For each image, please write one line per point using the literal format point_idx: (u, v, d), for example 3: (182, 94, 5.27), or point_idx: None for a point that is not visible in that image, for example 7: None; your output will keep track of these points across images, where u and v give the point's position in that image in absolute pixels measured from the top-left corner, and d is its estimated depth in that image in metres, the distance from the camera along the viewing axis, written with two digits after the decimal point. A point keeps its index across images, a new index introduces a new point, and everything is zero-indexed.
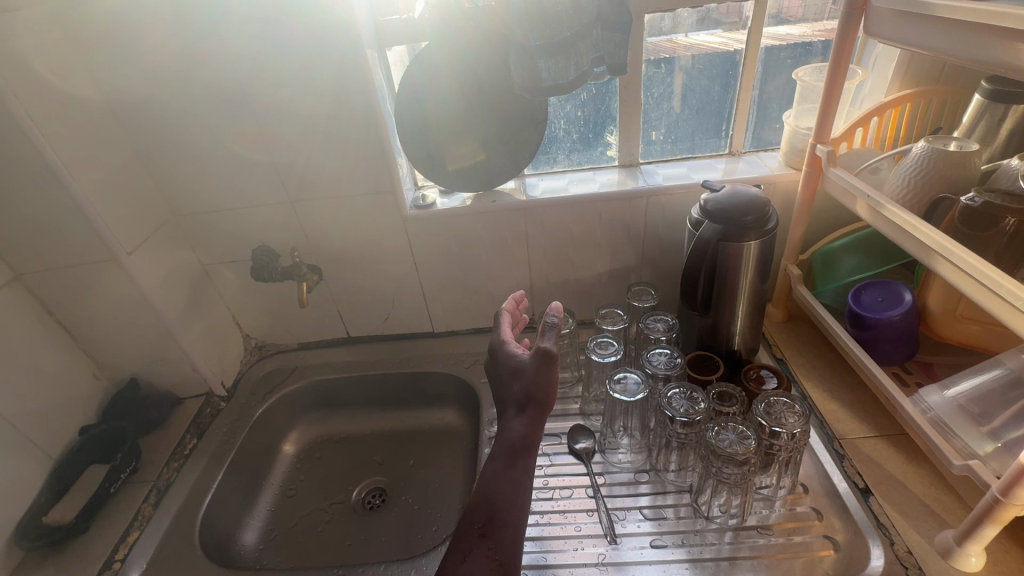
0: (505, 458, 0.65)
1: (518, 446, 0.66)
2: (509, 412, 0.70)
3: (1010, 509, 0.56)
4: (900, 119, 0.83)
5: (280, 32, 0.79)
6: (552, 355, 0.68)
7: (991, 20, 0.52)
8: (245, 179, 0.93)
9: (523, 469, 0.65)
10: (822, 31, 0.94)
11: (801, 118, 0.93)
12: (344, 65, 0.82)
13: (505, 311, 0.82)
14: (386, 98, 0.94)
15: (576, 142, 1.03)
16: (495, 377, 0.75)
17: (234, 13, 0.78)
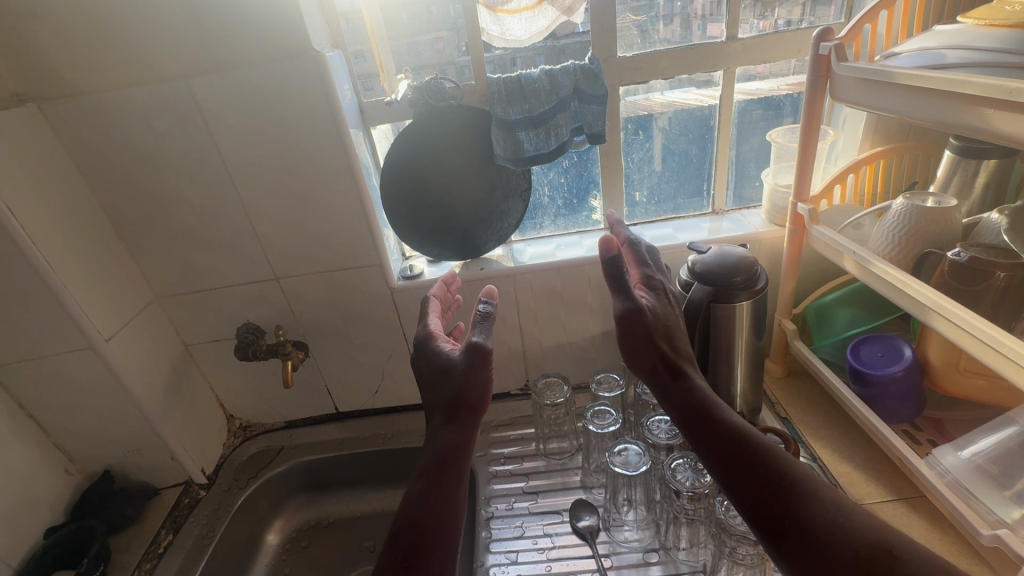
0: (431, 473, 0.58)
1: (448, 456, 0.59)
2: (438, 420, 0.63)
3: None
4: (876, 175, 0.85)
5: (265, 119, 0.81)
6: (486, 350, 0.63)
7: (955, 87, 0.53)
8: (230, 259, 0.92)
9: (454, 484, 0.58)
10: (789, 86, 0.95)
11: (779, 176, 0.96)
12: (328, 146, 0.83)
13: (432, 299, 0.80)
14: (372, 175, 0.95)
15: (561, 208, 1.04)
16: (419, 373, 0.71)
17: (220, 102, 0.80)
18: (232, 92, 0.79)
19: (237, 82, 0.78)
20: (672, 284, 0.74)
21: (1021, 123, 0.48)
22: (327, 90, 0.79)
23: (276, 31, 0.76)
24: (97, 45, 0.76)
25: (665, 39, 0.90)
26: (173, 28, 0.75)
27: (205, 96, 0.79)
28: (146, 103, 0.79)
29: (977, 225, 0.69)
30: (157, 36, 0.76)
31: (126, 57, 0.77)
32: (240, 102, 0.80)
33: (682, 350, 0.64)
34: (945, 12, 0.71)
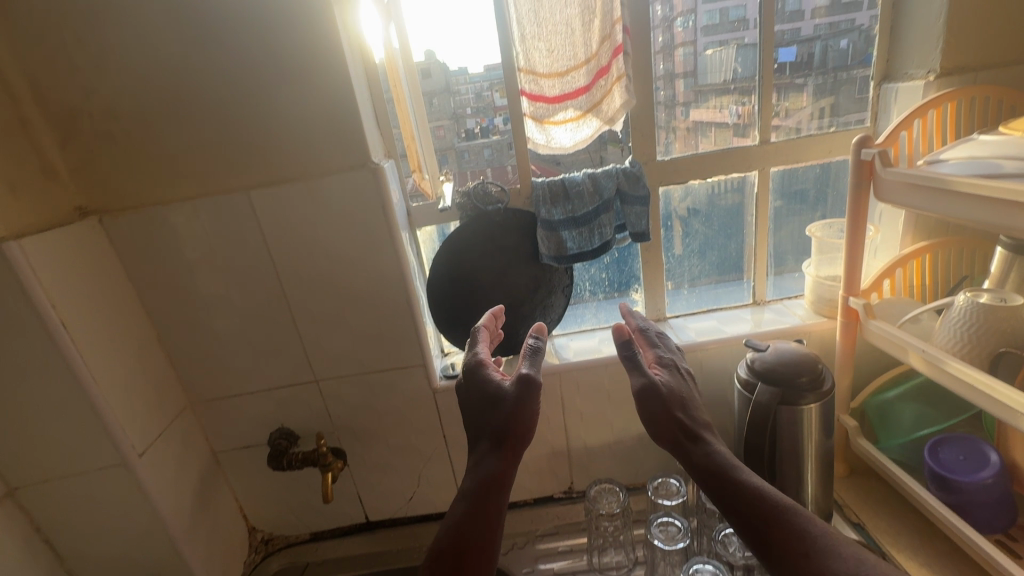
0: (474, 495, 0.60)
1: (490, 483, 0.60)
2: (483, 447, 0.63)
3: None
4: (923, 269, 0.85)
5: (319, 227, 0.82)
6: (536, 383, 0.60)
7: (1018, 197, 0.55)
8: (270, 363, 0.90)
9: (494, 508, 0.59)
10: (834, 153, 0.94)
11: (821, 268, 0.96)
12: (378, 250, 0.83)
13: (483, 328, 0.72)
14: (417, 275, 0.96)
15: (602, 301, 1.04)
16: (466, 403, 0.67)
17: (275, 213, 0.80)
18: (288, 203, 0.80)
19: (291, 194, 0.79)
20: (682, 362, 0.71)
21: None
22: (381, 201, 0.80)
23: (335, 147, 0.78)
24: (162, 162, 0.78)
25: (651, 122, 0.91)
26: (236, 146, 0.78)
27: (262, 207, 0.80)
28: (203, 215, 0.80)
29: None
30: (220, 153, 0.78)
31: (189, 173, 0.79)
32: (296, 211, 0.81)
33: (700, 419, 0.63)
34: (974, 122, 0.76)
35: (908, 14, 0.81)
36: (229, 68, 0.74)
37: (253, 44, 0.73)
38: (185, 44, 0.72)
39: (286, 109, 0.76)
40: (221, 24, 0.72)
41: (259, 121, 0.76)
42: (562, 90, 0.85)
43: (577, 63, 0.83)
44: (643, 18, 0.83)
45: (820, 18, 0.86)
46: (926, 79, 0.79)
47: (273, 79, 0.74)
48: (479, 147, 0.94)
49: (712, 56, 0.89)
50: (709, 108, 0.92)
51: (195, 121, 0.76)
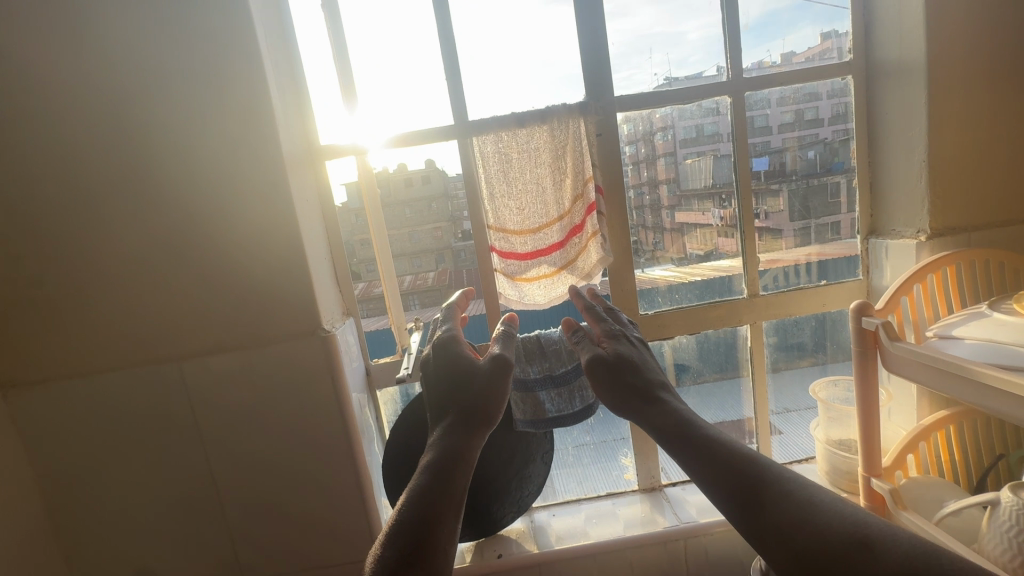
0: (437, 462, 0.54)
1: (456, 456, 0.55)
2: (446, 425, 0.59)
3: None
4: (949, 441, 0.75)
5: (261, 402, 0.72)
6: (509, 362, 0.61)
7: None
8: (190, 560, 0.75)
9: (467, 475, 0.54)
10: (810, 253, 0.86)
11: (829, 430, 0.85)
12: (324, 423, 0.73)
13: (456, 307, 0.70)
14: (375, 443, 0.85)
15: (588, 468, 0.92)
16: (427, 379, 0.64)
17: (209, 388, 0.71)
18: (223, 378, 0.71)
19: (230, 368, 0.71)
20: (635, 332, 0.69)
21: None
22: (331, 373, 0.72)
23: (284, 315, 0.71)
24: (85, 336, 0.69)
25: (637, 224, 0.84)
26: (172, 317, 0.69)
27: (197, 383, 0.71)
28: (129, 394, 0.70)
29: None
30: (153, 324, 0.70)
31: (115, 347, 0.70)
32: (231, 385, 0.71)
33: (656, 380, 0.60)
34: (975, 288, 0.70)
35: (887, 175, 0.79)
36: (168, 236, 0.67)
37: (197, 213, 0.67)
38: (122, 216, 0.67)
39: (226, 277, 0.69)
40: (164, 194, 0.66)
41: (198, 291, 0.69)
42: (534, 246, 0.80)
43: (549, 220, 0.80)
44: (615, 177, 0.81)
45: (786, 129, 0.82)
46: (917, 239, 0.74)
47: (213, 242, 0.68)
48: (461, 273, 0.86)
49: (692, 165, 0.83)
50: (693, 211, 0.84)
51: (127, 293, 0.68)
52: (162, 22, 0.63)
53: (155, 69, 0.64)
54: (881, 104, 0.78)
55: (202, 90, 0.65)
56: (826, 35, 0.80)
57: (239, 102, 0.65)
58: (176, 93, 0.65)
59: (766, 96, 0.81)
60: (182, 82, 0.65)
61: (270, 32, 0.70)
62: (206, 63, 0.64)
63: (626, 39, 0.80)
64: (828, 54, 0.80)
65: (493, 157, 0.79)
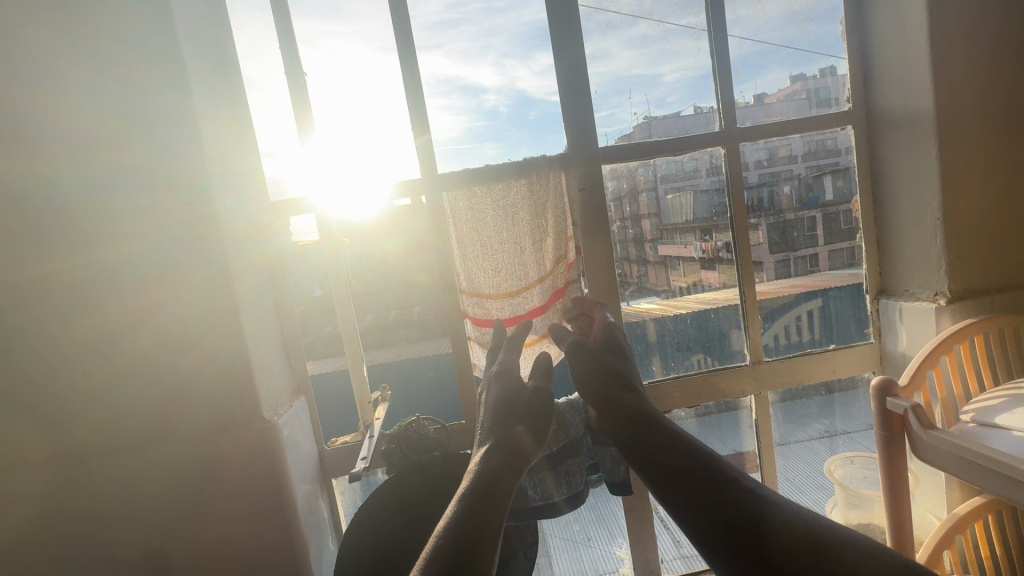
0: (492, 492, 0.33)
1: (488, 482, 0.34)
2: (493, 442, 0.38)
3: None
4: (989, 533, 0.65)
5: (188, 512, 0.60)
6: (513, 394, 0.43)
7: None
8: None
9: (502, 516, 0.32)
10: (796, 283, 0.78)
11: (847, 513, 0.78)
12: (260, 530, 0.61)
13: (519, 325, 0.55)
14: (328, 542, 0.72)
15: (577, 562, 0.80)
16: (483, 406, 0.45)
17: (123, 499, 0.59)
18: (143, 485, 0.59)
19: (152, 474, 0.59)
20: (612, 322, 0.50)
21: None
22: (271, 472, 0.60)
23: (219, 407, 0.59)
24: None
25: (620, 258, 0.75)
26: (78, 415, 0.58)
27: (109, 493, 0.59)
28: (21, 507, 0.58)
29: None
30: (52, 425, 0.58)
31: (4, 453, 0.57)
32: (151, 493, 0.60)
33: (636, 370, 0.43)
34: (1004, 359, 0.63)
35: (897, 232, 0.73)
36: (73, 319, 0.56)
37: (110, 295, 0.56)
38: (17, 299, 0.55)
39: (139, 356, 0.57)
40: (68, 271, 0.55)
41: (111, 383, 0.57)
42: (513, 310, 0.74)
43: (528, 282, 0.73)
44: (602, 235, 0.74)
45: (762, 166, 0.75)
46: (935, 302, 0.67)
47: (125, 316, 0.56)
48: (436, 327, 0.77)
49: (673, 201, 0.76)
50: (675, 244, 0.77)
51: (19, 390, 0.56)
52: (71, 71, 0.54)
53: (60, 126, 0.54)
54: (888, 158, 0.72)
55: (119, 149, 0.55)
56: (795, 78, 0.74)
57: (160, 152, 0.56)
58: (87, 154, 0.55)
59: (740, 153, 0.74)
60: (93, 141, 0.54)
61: (211, 80, 0.61)
62: (124, 119, 0.55)
63: (609, 81, 0.73)
64: (799, 96, 0.74)
65: (465, 218, 0.72)
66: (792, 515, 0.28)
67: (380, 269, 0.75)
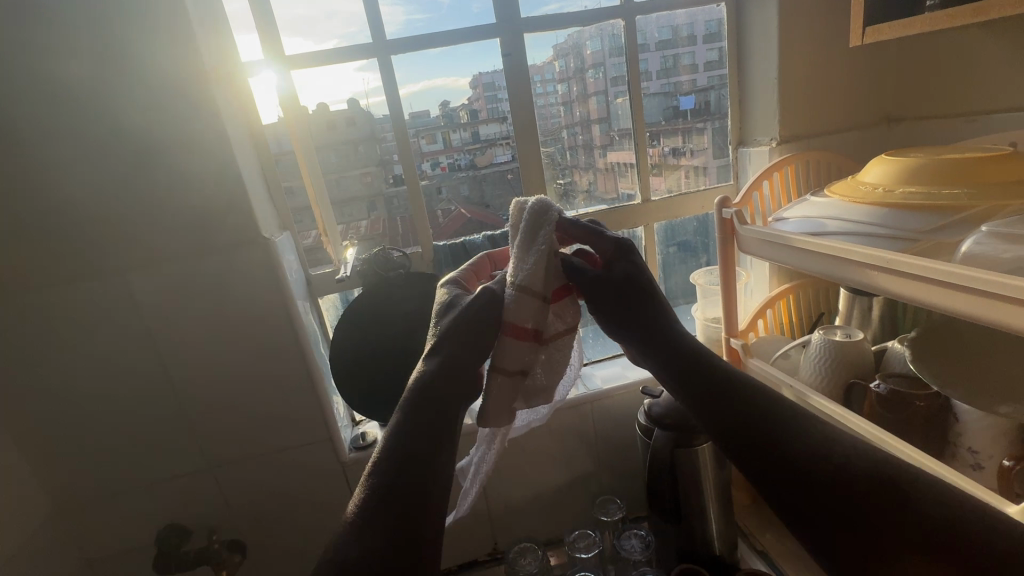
0: (434, 393, 0.47)
1: (439, 387, 0.47)
2: (444, 355, 0.49)
3: None
4: (789, 307, 0.95)
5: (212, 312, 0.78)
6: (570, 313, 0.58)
7: (872, 260, 0.59)
8: (153, 453, 0.83)
9: (456, 397, 0.48)
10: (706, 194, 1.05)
11: (707, 309, 1.04)
12: (271, 319, 0.80)
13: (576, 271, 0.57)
14: (320, 344, 0.94)
15: None
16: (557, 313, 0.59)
17: (160, 304, 0.76)
18: (174, 293, 0.76)
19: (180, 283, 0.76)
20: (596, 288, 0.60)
21: (906, 286, 0.56)
22: (275, 276, 0.79)
23: (226, 228, 0.76)
24: (27, 263, 0.72)
25: (573, 164, 1.00)
26: (115, 237, 0.73)
27: (147, 301, 0.76)
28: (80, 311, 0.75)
29: (886, 352, 0.77)
30: (99, 249, 0.73)
31: (60, 273, 0.73)
32: (181, 299, 0.77)
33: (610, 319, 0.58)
34: (811, 180, 0.88)
35: (751, 94, 0.95)
36: (105, 161, 0.70)
37: (128, 121, 0.69)
38: (49, 127, 0.68)
39: (155, 174, 0.72)
40: (96, 118, 0.69)
41: (137, 203, 0.72)
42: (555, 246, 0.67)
43: None
44: (552, 140, 0.97)
45: (709, 70, 0.97)
46: (769, 145, 0.91)
47: (142, 139, 0.70)
48: (382, 185, 0.94)
49: (620, 104, 0.98)
50: (622, 151, 1.00)
51: (62, 203, 0.71)
52: None
53: None
54: (748, 22, 0.91)
55: (121, 8, 0.66)
56: None
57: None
58: None
59: (694, 61, 0.96)
60: None
61: None
62: None
63: None
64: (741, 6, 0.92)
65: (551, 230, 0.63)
66: (801, 433, 0.45)
67: (342, 126, 0.90)
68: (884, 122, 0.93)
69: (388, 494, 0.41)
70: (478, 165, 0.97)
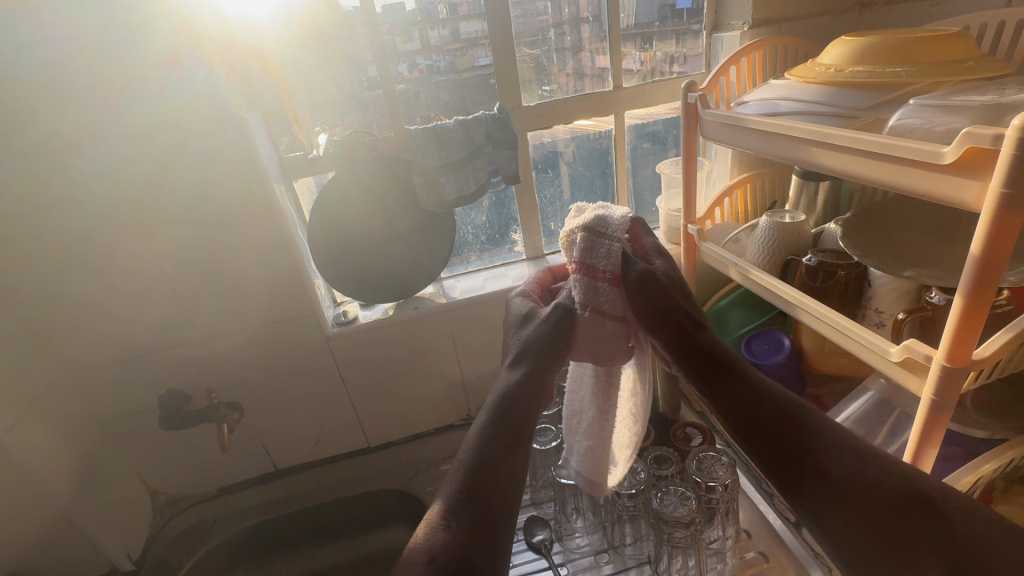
0: (509, 421, 0.58)
1: (512, 414, 0.58)
2: (512, 375, 0.61)
3: (924, 449, 0.59)
4: (745, 196, 1.00)
5: (196, 195, 0.84)
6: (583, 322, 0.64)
7: (814, 137, 0.63)
8: (150, 321, 0.91)
9: (522, 422, 0.59)
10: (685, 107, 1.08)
11: (670, 201, 1.09)
12: (248, 198, 0.86)
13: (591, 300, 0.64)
14: (299, 227, 0.97)
15: (485, 244, 1.12)
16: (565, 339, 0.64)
17: (146, 187, 0.82)
18: (158, 175, 0.81)
19: (162, 165, 0.81)
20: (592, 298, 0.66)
21: (838, 159, 0.61)
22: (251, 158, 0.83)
23: (204, 115, 0.79)
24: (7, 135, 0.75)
25: (561, 68, 1.01)
26: (93, 113, 0.77)
27: (135, 184, 0.81)
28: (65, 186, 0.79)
29: (823, 233, 0.84)
30: (83, 131, 0.77)
31: (45, 149, 0.77)
32: (167, 183, 0.82)
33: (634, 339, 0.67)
34: (777, 66, 0.89)
35: None
36: (83, 42, 0.73)
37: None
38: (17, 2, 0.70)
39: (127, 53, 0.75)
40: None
41: (112, 81, 0.76)
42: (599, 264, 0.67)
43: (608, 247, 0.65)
44: (540, 41, 0.98)
45: None
46: (740, 30, 0.91)
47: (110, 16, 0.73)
48: (358, 84, 0.96)
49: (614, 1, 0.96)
50: (611, 56, 1.01)
51: (38, 79, 0.74)
52: None
53: None
54: None
55: None
56: None
57: None
58: None
59: None
60: None
61: None
62: None
63: None
64: None
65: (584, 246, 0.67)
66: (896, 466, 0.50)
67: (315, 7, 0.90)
68: (855, 9, 0.94)
69: (466, 509, 0.52)
70: (458, 68, 0.97)
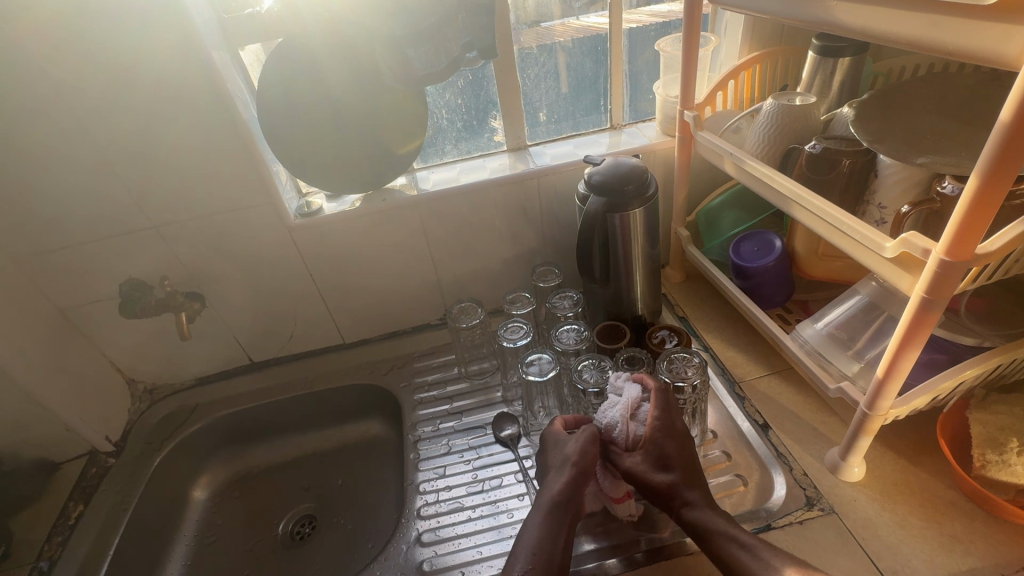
0: (557, 510, 0.66)
1: (563, 504, 0.66)
2: (563, 474, 0.68)
3: (903, 354, 0.56)
4: (753, 79, 0.88)
5: (124, 63, 0.75)
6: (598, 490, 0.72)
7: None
8: (95, 205, 0.84)
9: (571, 513, 0.66)
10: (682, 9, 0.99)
11: (668, 87, 0.98)
12: (184, 65, 0.76)
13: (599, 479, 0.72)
14: (250, 104, 0.88)
15: (461, 131, 1.01)
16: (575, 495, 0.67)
17: (71, 47, 0.73)
18: (83, 31, 0.72)
19: (88, 23, 0.72)
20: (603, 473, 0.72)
21: (860, 14, 0.51)
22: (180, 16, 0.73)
23: None
24: None
25: None
26: None
27: (52, 46, 0.72)
28: None
29: (833, 119, 0.75)
30: None
31: None
32: (95, 42, 0.73)
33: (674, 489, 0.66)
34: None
35: None
36: None
37: None
38: None
39: None
40: None
41: None
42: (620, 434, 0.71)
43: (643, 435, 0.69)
44: None
45: None
46: None
47: None
48: None
49: None
50: None
51: None
52: None
53: None
54: None
55: None
56: None
57: None
58: None
59: None
60: None
61: None
62: None
63: None
64: None
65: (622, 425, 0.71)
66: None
67: None
68: None
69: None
70: None
